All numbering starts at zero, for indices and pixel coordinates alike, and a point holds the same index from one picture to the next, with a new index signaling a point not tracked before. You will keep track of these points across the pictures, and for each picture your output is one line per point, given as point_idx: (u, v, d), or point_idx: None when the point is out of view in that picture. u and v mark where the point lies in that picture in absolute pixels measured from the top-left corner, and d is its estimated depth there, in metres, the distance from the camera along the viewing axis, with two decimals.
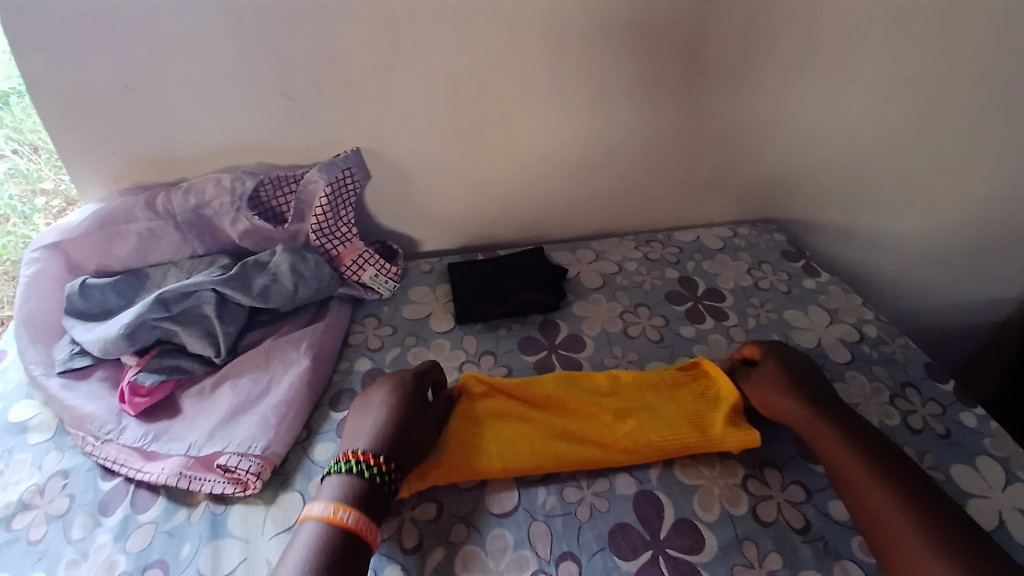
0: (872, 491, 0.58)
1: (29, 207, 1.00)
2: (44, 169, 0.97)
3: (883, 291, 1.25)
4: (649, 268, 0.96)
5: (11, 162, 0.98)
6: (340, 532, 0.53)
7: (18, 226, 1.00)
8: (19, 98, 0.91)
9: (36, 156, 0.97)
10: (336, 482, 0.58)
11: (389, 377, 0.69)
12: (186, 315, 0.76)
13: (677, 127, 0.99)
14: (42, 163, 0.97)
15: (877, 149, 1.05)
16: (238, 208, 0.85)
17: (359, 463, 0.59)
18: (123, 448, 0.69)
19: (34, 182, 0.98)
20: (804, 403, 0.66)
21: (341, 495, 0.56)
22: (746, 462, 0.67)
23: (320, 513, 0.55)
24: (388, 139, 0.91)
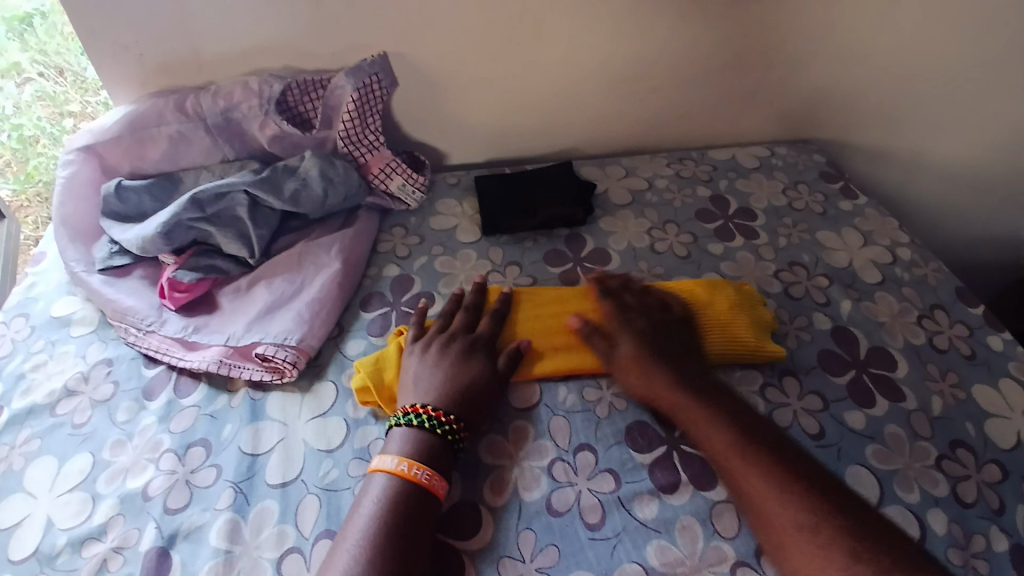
0: (747, 475, 0.54)
1: (57, 129, 1.03)
2: (70, 92, 1.01)
3: (921, 221, 1.20)
4: (680, 186, 0.94)
5: (37, 86, 1.01)
6: (408, 484, 0.54)
7: (48, 148, 1.03)
8: (45, 20, 0.97)
9: (61, 79, 1.00)
10: (403, 434, 0.58)
11: (453, 328, 0.68)
12: (220, 217, 0.78)
13: (717, 37, 0.94)
14: (68, 85, 1.01)
15: (933, 65, 0.98)
16: (267, 111, 0.85)
17: (421, 417, 0.58)
18: (166, 339, 0.73)
19: (60, 104, 1.02)
20: (672, 380, 0.61)
21: (409, 450, 0.57)
22: (766, 371, 0.68)
23: (389, 467, 0.55)
24: (415, 44, 0.88)
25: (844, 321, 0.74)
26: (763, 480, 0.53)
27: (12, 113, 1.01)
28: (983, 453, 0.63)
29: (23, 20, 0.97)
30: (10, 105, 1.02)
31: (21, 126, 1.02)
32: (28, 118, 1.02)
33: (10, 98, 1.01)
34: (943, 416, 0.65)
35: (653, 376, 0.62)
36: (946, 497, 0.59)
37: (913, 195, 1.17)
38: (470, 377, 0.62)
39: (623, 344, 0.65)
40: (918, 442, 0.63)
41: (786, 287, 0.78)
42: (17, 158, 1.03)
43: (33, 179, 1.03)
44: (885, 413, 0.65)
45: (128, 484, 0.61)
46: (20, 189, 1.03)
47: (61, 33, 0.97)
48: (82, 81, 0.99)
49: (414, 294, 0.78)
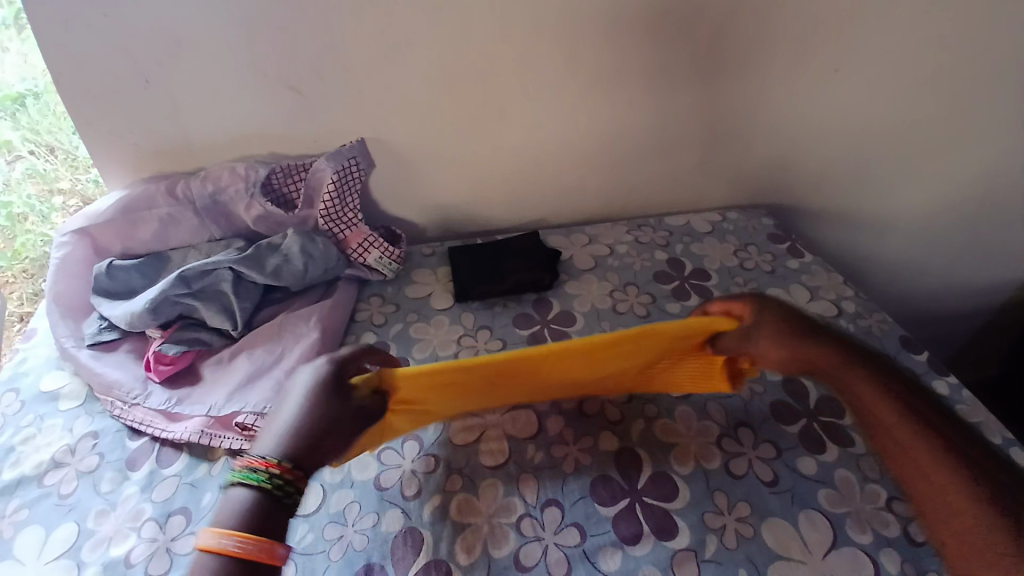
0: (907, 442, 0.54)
1: (46, 207, 1.09)
2: (61, 169, 1.08)
3: (875, 276, 1.28)
4: (640, 250, 1.01)
5: (28, 164, 1.08)
6: (233, 559, 0.51)
7: (37, 225, 1.09)
8: (38, 100, 1.02)
9: (52, 157, 1.07)
10: (237, 495, 0.55)
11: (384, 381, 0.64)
12: (206, 292, 0.83)
13: (665, 116, 1.04)
14: (58, 163, 1.08)
15: (860, 135, 1.09)
16: (252, 193, 0.92)
17: (257, 476, 0.55)
18: (149, 411, 0.76)
19: (50, 182, 1.08)
20: (826, 354, 0.60)
21: (237, 519, 0.53)
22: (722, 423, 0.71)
23: (216, 545, 0.52)
24: (391, 129, 0.97)
25: None
26: (906, 447, 0.54)
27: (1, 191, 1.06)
28: None
29: (16, 100, 1.02)
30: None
31: (10, 203, 1.07)
32: (17, 196, 1.07)
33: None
34: None
35: (777, 336, 0.62)
36: (899, 538, 0.61)
37: (864, 251, 1.25)
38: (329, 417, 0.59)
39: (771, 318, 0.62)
40: (868, 485, 0.66)
41: None
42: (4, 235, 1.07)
43: (21, 256, 1.08)
44: (836, 459, 0.69)
45: (111, 552, 0.63)
46: (7, 266, 1.08)
47: (53, 112, 1.03)
48: (73, 160, 1.07)
49: (390, 359, 0.82)
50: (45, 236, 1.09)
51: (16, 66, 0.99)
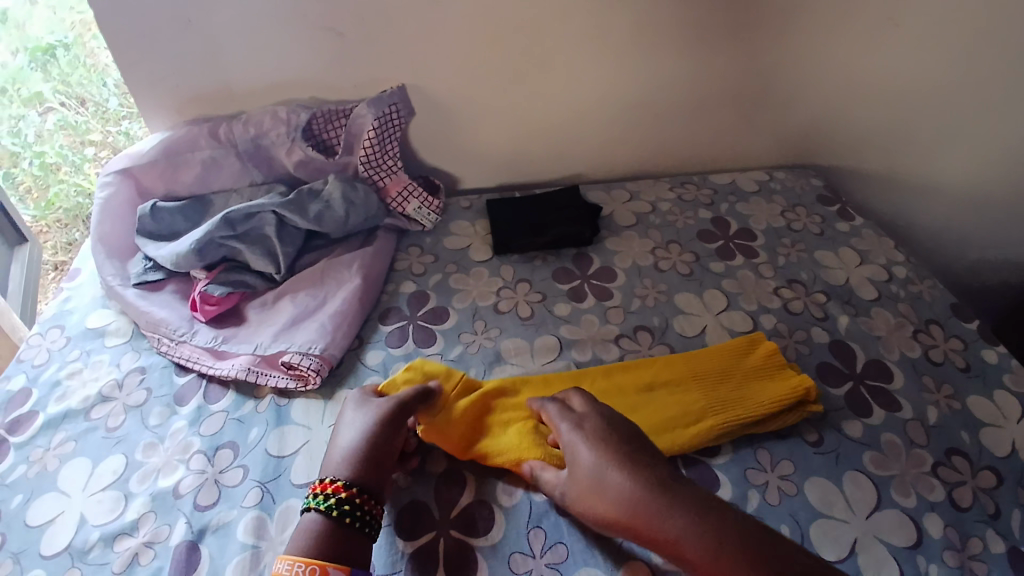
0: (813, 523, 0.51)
1: (77, 157, 1.17)
2: (92, 122, 1.14)
3: (922, 246, 1.24)
4: (682, 209, 0.99)
5: (59, 115, 1.15)
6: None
7: (70, 175, 1.18)
8: (67, 51, 1.09)
9: (82, 108, 1.14)
10: (304, 525, 0.55)
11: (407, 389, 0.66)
12: (250, 235, 0.84)
13: (713, 69, 0.99)
14: (88, 115, 1.15)
15: (926, 94, 1.02)
16: (294, 138, 0.91)
17: (324, 498, 0.55)
18: (197, 348, 0.78)
19: (81, 133, 1.15)
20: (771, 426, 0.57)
21: (303, 541, 0.53)
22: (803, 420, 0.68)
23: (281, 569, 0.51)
24: (432, 76, 0.95)
25: (841, 335, 0.77)
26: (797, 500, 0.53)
27: (36, 142, 1.15)
28: (979, 461, 0.65)
29: (46, 51, 1.10)
30: (33, 133, 1.16)
31: (44, 153, 1.16)
32: (49, 146, 1.16)
33: (33, 127, 1.16)
34: (941, 426, 0.68)
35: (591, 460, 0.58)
36: (942, 503, 0.61)
37: (913, 219, 1.20)
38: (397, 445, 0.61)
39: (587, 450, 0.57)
40: (913, 449, 0.65)
41: (785, 302, 0.82)
42: (38, 185, 1.17)
43: (54, 206, 1.18)
44: (883, 422, 0.68)
45: (159, 483, 0.65)
46: (41, 216, 1.18)
47: (83, 64, 1.11)
48: (104, 111, 1.14)
49: (430, 308, 0.82)
50: (77, 186, 1.18)
51: (45, 19, 1.08)
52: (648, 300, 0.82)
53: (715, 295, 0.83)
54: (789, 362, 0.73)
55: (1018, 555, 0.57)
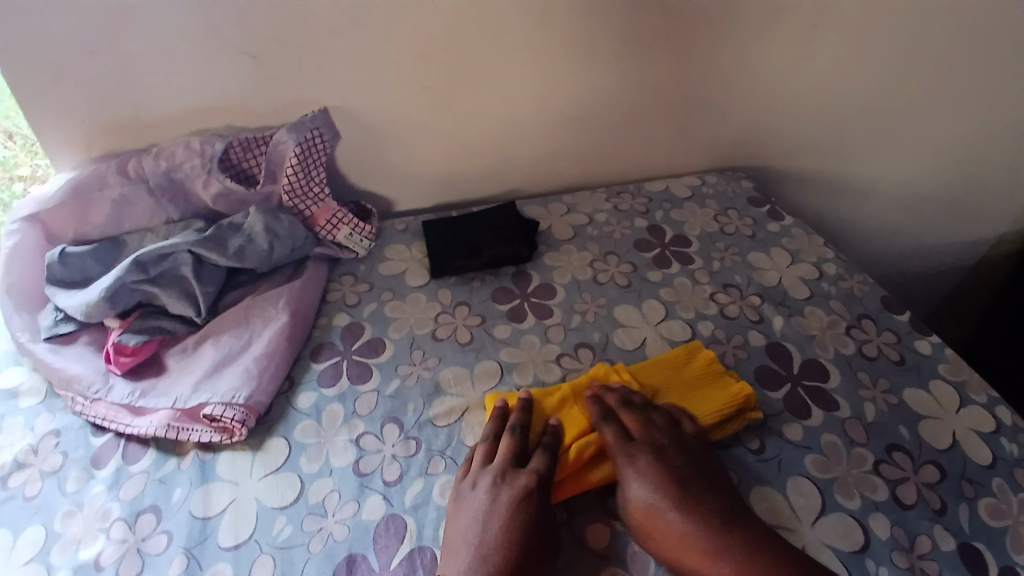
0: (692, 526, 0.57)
1: (7, 194, 1.02)
2: (19, 156, 0.99)
3: (851, 237, 1.29)
4: (619, 219, 0.99)
5: None
6: None
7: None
8: None
9: (10, 142, 0.99)
10: None
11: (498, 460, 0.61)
12: (165, 277, 0.79)
13: (644, 76, 1.00)
14: (16, 149, 0.99)
15: (843, 92, 1.06)
16: (209, 169, 0.86)
17: None
18: (111, 405, 0.72)
19: (10, 168, 1.01)
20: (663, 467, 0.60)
21: None
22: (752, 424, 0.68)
23: None
24: (355, 99, 0.92)
25: (777, 336, 0.78)
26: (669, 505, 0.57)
27: None
28: (919, 455, 0.66)
29: None
30: None
31: None
32: None
33: None
34: (877, 422, 0.69)
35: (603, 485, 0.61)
36: (885, 501, 0.62)
37: (841, 212, 1.25)
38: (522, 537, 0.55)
39: (642, 460, 0.60)
40: (854, 449, 0.66)
41: (722, 308, 0.82)
42: None
43: None
44: (821, 423, 0.69)
45: (80, 555, 0.60)
46: None
47: (6, 96, 0.93)
48: (30, 145, 0.97)
49: (365, 341, 0.79)
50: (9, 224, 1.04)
51: None
52: (588, 315, 0.82)
53: (654, 305, 0.83)
54: (728, 369, 0.73)
55: (967, 550, 0.59)
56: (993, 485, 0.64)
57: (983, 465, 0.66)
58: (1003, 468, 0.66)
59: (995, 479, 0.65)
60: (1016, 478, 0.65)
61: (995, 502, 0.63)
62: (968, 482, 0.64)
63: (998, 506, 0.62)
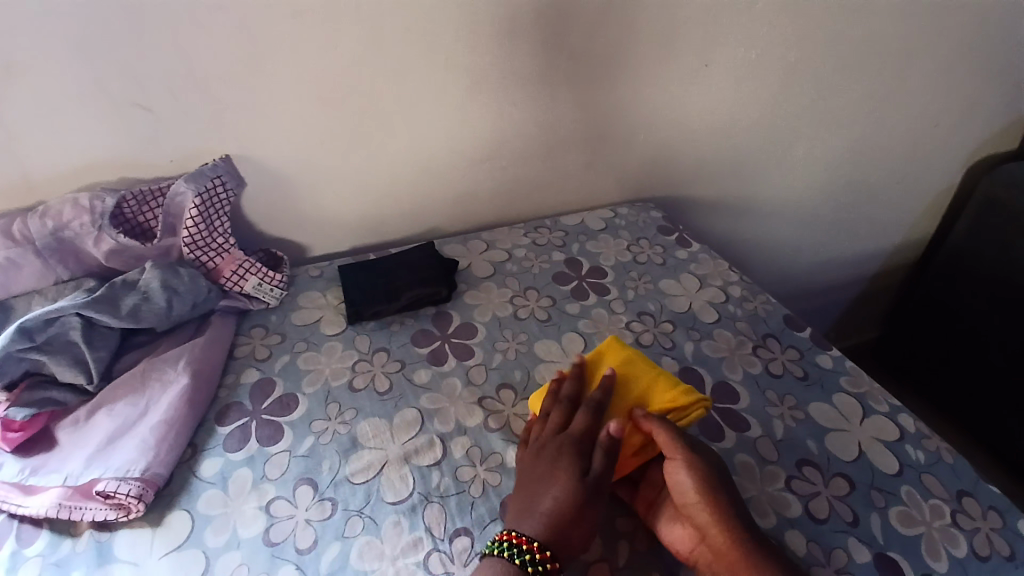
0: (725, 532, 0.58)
1: None
2: None
3: (758, 256, 1.38)
4: (537, 253, 1.00)
5: None
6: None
7: None
8: None
9: None
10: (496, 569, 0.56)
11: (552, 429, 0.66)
12: (52, 343, 0.72)
13: (553, 115, 1.03)
14: None
15: (735, 125, 1.14)
16: (100, 226, 0.80)
17: (514, 549, 0.56)
18: (1, 484, 0.65)
19: None
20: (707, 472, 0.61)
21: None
22: None
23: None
24: (259, 145, 0.89)
25: (689, 361, 0.81)
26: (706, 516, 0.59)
27: None
28: (828, 468, 0.70)
29: None
30: None
31: None
32: None
33: None
34: (786, 438, 0.73)
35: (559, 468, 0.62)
36: (799, 517, 0.65)
37: (746, 235, 1.33)
38: (564, 485, 0.60)
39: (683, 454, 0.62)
40: (767, 466, 0.69)
41: (637, 336, 0.85)
42: None
43: None
44: (734, 444, 0.71)
45: None
46: None
47: None
48: None
49: (276, 398, 0.75)
50: None
51: None
52: (509, 353, 0.82)
53: (573, 337, 0.84)
54: None
55: (883, 558, 0.62)
56: (902, 492, 0.68)
57: (890, 473, 0.70)
58: (909, 474, 0.70)
59: (904, 486, 0.69)
60: (923, 483, 0.69)
61: (906, 509, 0.66)
62: (878, 491, 0.68)
63: (910, 513, 0.66)
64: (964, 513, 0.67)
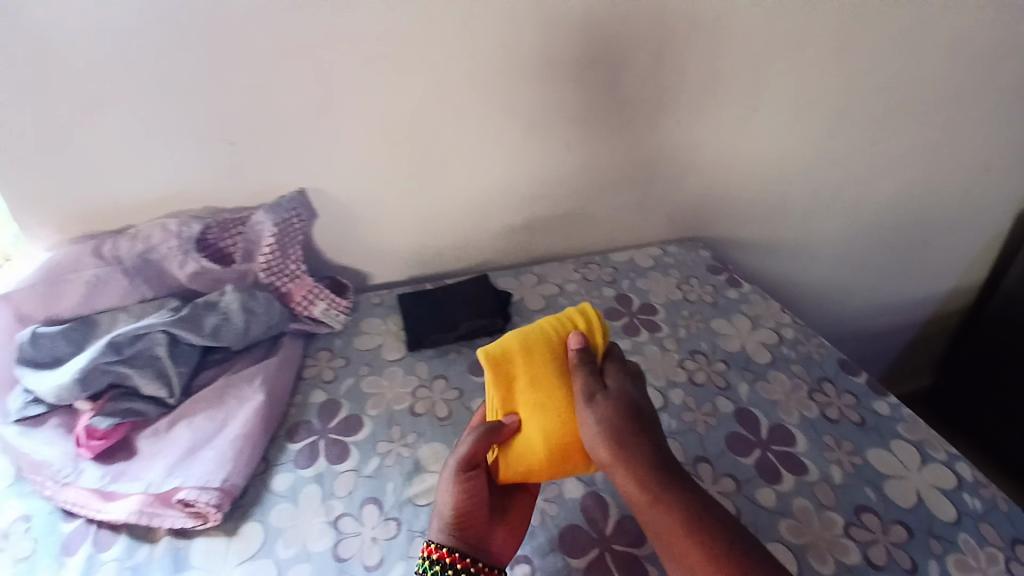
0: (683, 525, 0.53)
1: None
2: None
3: (803, 297, 1.38)
4: (588, 288, 1.03)
5: None
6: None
7: None
8: None
9: None
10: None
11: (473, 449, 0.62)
12: (138, 357, 0.77)
13: (605, 156, 1.07)
14: None
15: (783, 170, 1.17)
16: (187, 250, 0.87)
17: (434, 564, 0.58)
18: (82, 490, 0.69)
19: None
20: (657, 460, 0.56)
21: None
22: (730, 491, 0.71)
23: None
24: (332, 179, 0.95)
25: (744, 402, 0.82)
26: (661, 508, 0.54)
27: None
28: (887, 516, 0.69)
29: None
30: None
31: None
32: None
33: None
34: (845, 484, 0.72)
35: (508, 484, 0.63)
36: (858, 565, 0.64)
37: (791, 277, 1.34)
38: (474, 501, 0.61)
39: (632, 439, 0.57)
40: (825, 512, 0.69)
41: (690, 374, 0.86)
42: None
43: None
44: (792, 487, 0.71)
45: None
46: None
47: None
48: None
49: (342, 419, 0.78)
50: None
51: None
52: None
53: None
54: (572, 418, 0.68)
55: None
56: (959, 540, 0.67)
57: (948, 520, 0.69)
58: (968, 523, 0.69)
59: (960, 534, 0.68)
60: (980, 531, 0.68)
61: (963, 557, 0.65)
62: (937, 539, 0.67)
63: (967, 561, 0.65)
64: (1019, 561, 0.65)
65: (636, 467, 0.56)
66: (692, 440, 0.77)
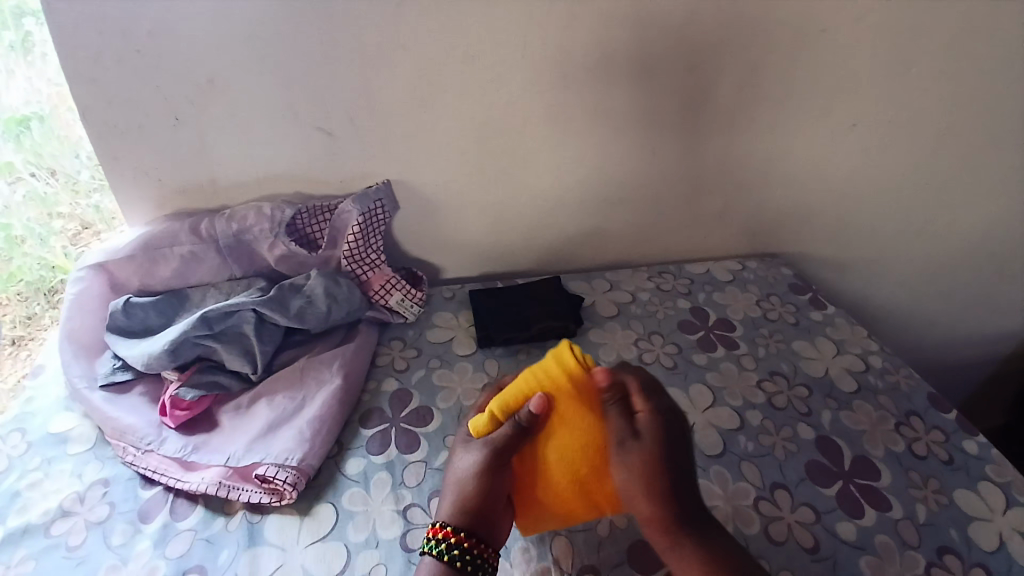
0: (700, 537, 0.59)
1: (45, 230, 1.03)
2: (61, 194, 1.02)
3: (887, 322, 1.30)
4: (662, 298, 1.01)
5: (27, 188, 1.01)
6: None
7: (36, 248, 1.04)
8: (41, 123, 0.95)
9: (52, 179, 1.01)
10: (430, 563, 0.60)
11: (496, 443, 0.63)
12: (226, 333, 0.81)
13: (689, 164, 1.04)
14: (58, 186, 1.02)
15: (879, 189, 1.10)
16: (276, 234, 0.90)
17: (437, 543, 0.61)
18: (164, 458, 0.73)
19: (50, 206, 1.02)
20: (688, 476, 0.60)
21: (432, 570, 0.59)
22: (809, 521, 0.67)
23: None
24: (417, 172, 0.97)
25: (827, 430, 0.78)
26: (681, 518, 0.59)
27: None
28: (968, 557, 0.65)
29: (20, 123, 0.95)
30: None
31: (9, 226, 1.02)
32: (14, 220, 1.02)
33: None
34: (930, 523, 0.68)
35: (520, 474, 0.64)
36: None
37: (875, 301, 1.26)
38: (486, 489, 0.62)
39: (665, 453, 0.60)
40: (907, 551, 0.65)
41: (769, 397, 0.82)
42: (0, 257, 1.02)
43: (16, 279, 1.03)
44: (874, 523, 0.67)
45: None
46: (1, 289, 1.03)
47: (57, 137, 0.97)
48: (74, 184, 1.01)
49: (413, 409, 0.80)
50: (42, 260, 1.04)
51: (19, 89, 0.93)
52: None
53: (700, 389, 0.83)
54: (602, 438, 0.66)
55: None
56: None
57: None
58: None
59: None
60: None
61: None
62: None
63: None
64: None
65: (661, 495, 0.59)
66: (770, 465, 0.73)
